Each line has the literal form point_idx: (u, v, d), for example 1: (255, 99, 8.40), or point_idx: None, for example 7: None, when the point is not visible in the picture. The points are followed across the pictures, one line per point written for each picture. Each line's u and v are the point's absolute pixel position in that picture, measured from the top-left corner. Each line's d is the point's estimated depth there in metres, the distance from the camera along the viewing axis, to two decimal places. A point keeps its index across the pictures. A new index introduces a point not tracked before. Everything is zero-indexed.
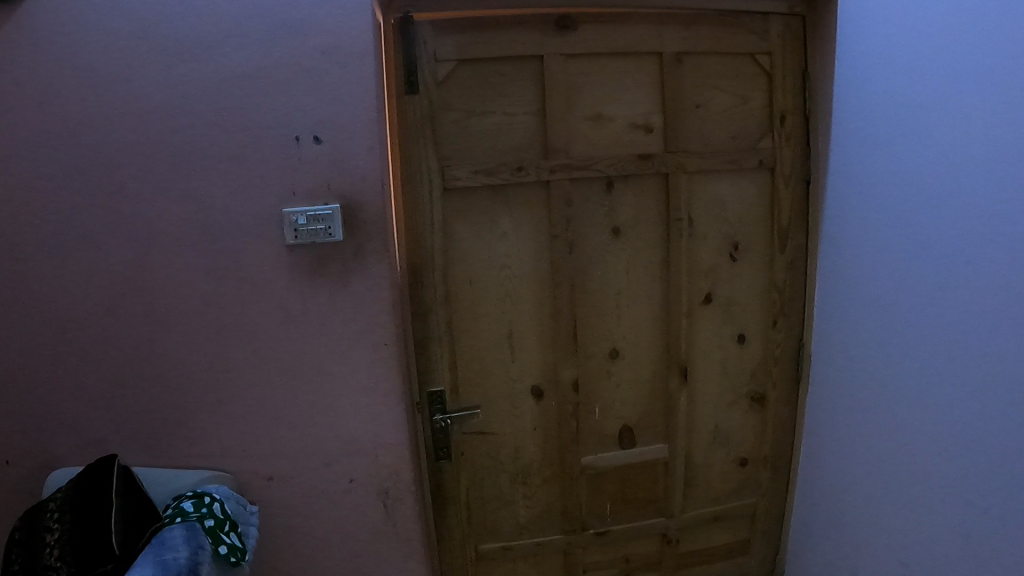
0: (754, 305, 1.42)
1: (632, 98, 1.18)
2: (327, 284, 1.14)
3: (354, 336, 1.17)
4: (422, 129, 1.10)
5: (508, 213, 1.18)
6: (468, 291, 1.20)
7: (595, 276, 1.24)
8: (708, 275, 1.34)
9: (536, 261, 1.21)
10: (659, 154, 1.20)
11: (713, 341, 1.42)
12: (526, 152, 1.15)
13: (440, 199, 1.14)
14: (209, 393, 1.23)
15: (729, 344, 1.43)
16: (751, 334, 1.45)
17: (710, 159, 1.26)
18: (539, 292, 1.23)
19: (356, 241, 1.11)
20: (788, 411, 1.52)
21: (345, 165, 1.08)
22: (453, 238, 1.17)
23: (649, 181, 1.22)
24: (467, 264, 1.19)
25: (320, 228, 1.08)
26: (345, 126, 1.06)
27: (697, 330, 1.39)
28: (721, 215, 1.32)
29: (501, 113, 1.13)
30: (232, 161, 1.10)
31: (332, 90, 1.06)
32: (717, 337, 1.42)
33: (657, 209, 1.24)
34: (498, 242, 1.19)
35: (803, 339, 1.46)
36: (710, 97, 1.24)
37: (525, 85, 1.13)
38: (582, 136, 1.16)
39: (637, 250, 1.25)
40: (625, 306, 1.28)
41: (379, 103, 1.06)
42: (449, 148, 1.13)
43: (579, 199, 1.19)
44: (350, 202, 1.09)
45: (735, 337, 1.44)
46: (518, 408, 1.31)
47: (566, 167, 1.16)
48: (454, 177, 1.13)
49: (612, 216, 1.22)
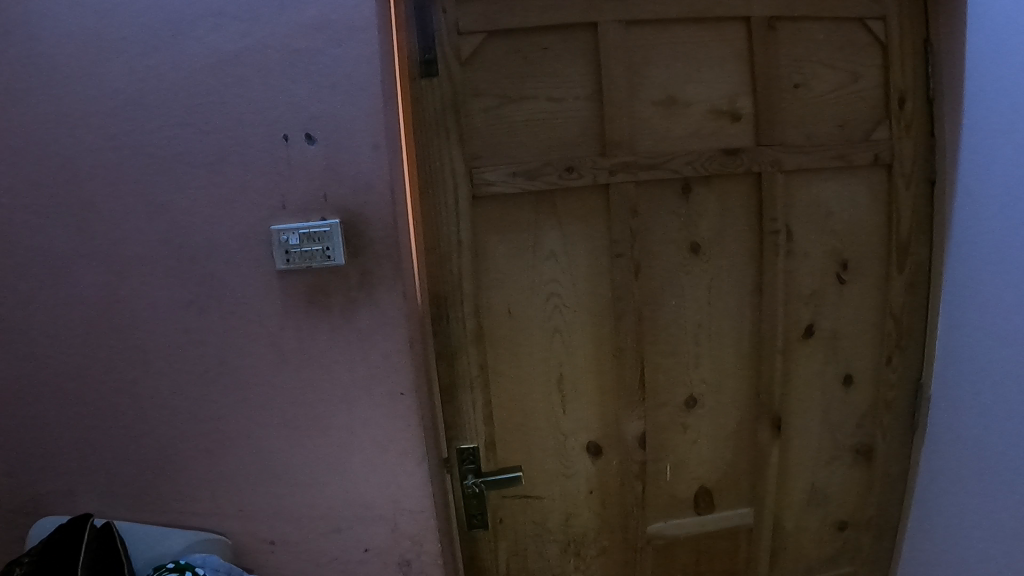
0: (862, 337, 1.14)
1: (713, 77, 0.90)
2: (328, 319, 0.91)
3: (361, 381, 0.93)
4: (445, 122, 0.86)
5: (556, 227, 0.89)
6: (506, 328, 0.93)
7: (667, 306, 0.95)
8: (810, 302, 1.06)
9: (594, 291, 0.92)
10: (749, 148, 0.92)
11: (812, 384, 1.13)
12: (576, 148, 0.87)
13: (468, 211, 0.88)
14: (195, 447, 1.02)
15: (832, 385, 1.15)
16: (859, 375, 1.16)
17: (812, 155, 0.97)
18: (597, 328, 0.94)
19: (361, 266, 0.88)
20: (900, 468, 1.21)
21: (346, 171, 0.85)
22: (487, 262, 0.90)
23: (735, 183, 0.94)
24: (503, 292, 0.91)
25: (317, 250, 0.86)
26: (344, 121, 0.84)
27: (792, 371, 1.11)
28: (827, 226, 1.03)
29: (544, 98, 0.86)
30: (213, 169, 0.89)
31: (328, 76, 0.83)
32: (819, 378, 1.13)
33: (748, 220, 0.95)
34: (543, 264, 0.90)
35: (922, 380, 1.16)
36: (811, 75, 0.97)
37: (576, 61, 0.86)
38: (651, 126, 0.88)
39: (721, 272, 0.96)
40: (704, 345, 1.00)
41: (385, 90, 0.83)
42: (479, 145, 0.87)
43: (647, 208, 0.90)
44: (353, 216, 0.86)
45: (840, 378, 1.15)
46: (570, 467, 1.03)
47: (631, 166, 0.87)
48: (485, 182, 0.87)
49: (690, 230, 0.92)
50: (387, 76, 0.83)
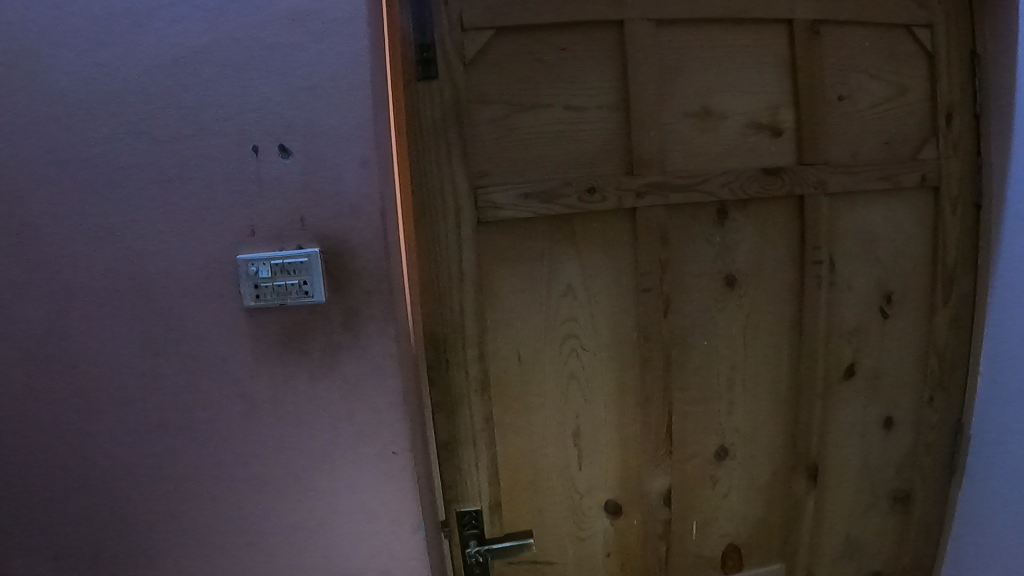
0: (904, 376, 1.02)
1: (751, 86, 0.79)
2: (307, 363, 0.78)
3: (345, 433, 0.80)
4: (443, 135, 0.72)
5: (574, 257, 0.76)
6: (514, 374, 0.79)
7: (698, 347, 0.83)
8: (852, 339, 0.94)
9: (617, 332, 0.79)
10: (791, 168, 0.80)
11: (852, 430, 1.01)
12: (599, 166, 0.74)
13: (471, 240, 0.74)
14: (147, 507, 0.86)
15: (872, 429, 1.03)
16: (899, 417, 1.04)
17: (859, 176, 0.86)
18: (619, 374, 0.81)
19: (346, 303, 0.75)
20: (938, 518, 1.08)
21: (327, 190, 0.73)
22: (494, 298, 0.77)
23: (775, 207, 0.82)
24: (511, 331, 0.78)
25: (291, 284, 0.74)
26: (324, 133, 0.72)
27: (830, 416, 0.99)
28: (872, 254, 0.91)
29: (562, 108, 0.73)
30: (170, 185, 0.77)
31: (306, 79, 0.72)
32: (859, 422, 1.01)
33: (788, 249, 0.84)
34: (559, 300, 0.77)
35: (964, 421, 1.03)
36: (855, 87, 0.86)
37: (598, 66, 0.74)
38: (684, 141, 0.76)
39: (759, 307, 0.84)
40: (739, 390, 0.87)
41: (374, 97, 0.71)
42: (484, 161, 0.73)
43: (678, 235, 0.78)
44: (335, 242, 0.74)
45: (880, 422, 1.03)
46: (586, 529, 0.88)
47: (662, 188, 0.75)
48: (492, 206, 0.73)
49: (726, 261, 0.80)
50: (377, 82, 0.71)
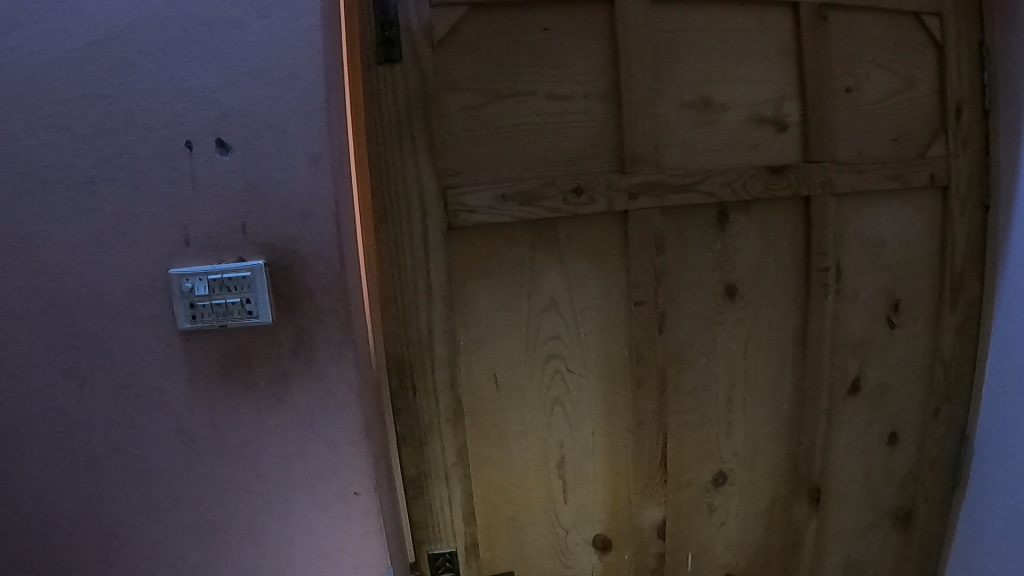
0: (911, 390, 0.94)
1: (754, 75, 0.70)
2: (257, 394, 0.70)
3: (300, 467, 0.72)
4: (408, 127, 0.63)
5: (558, 266, 0.67)
6: (490, 399, 0.70)
7: (695, 365, 0.74)
8: (857, 352, 0.86)
9: (608, 351, 0.70)
10: (796, 166, 0.73)
11: (854, 448, 0.93)
12: (586, 163, 0.65)
13: (441, 248, 0.64)
14: (76, 554, 0.76)
15: (876, 447, 0.95)
16: (904, 434, 0.96)
17: (868, 175, 0.78)
18: (608, 398, 0.72)
19: (297, 323, 0.66)
20: (938, 531, 1.01)
21: (273, 193, 0.63)
22: (467, 315, 0.67)
23: (779, 210, 0.74)
24: (486, 352, 0.69)
25: (233, 302, 0.65)
26: (269, 125, 0.63)
27: (832, 433, 0.91)
28: (879, 260, 0.84)
29: (545, 96, 0.64)
30: (91, 187, 0.66)
31: (248, 62, 0.62)
32: (862, 441, 0.93)
33: (793, 255, 0.76)
34: (540, 317, 0.68)
35: (967, 433, 0.96)
36: (863, 78, 0.79)
37: (585, 50, 0.65)
38: (681, 136, 0.67)
39: (762, 319, 0.76)
40: (738, 411, 0.79)
41: (326, 82, 0.62)
42: (454, 157, 0.63)
43: (674, 241, 0.69)
44: (282, 254, 0.64)
45: (885, 438, 0.95)
46: (571, 567, 0.79)
47: (657, 188, 0.66)
48: (464, 209, 0.63)
49: (726, 270, 0.72)
50: (330, 66, 0.62)
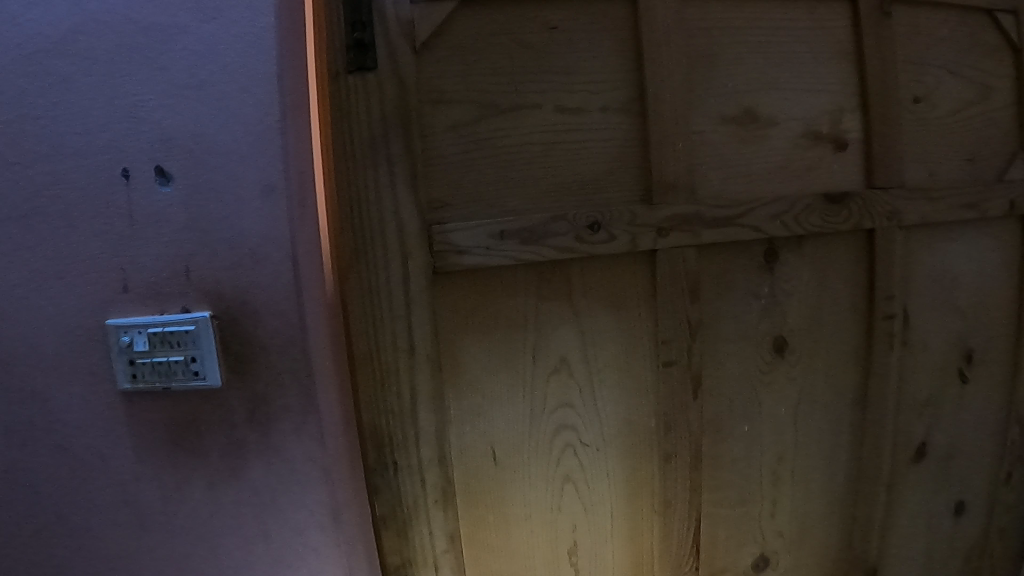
0: (983, 452, 0.80)
1: (806, 84, 0.58)
2: (207, 469, 0.58)
3: (257, 555, 0.59)
4: (383, 149, 0.50)
5: (570, 318, 0.54)
6: (488, 479, 0.56)
7: (735, 434, 0.61)
8: (925, 412, 0.73)
9: (631, 420, 0.57)
10: (860, 194, 0.60)
11: (918, 521, 0.79)
12: (604, 192, 0.53)
13: (426, 299, 0.51)
14: None
15: (941, 519, 0.80)
16: (973, 502, 0.81)
17: (940, 204, 0.66)
18: (631, 476, 0.58)
19: (251, 386, 0.55)
20: None
21: (219, 232, 0.53)
22: (460, 378, 0.54)
23: (837, 245, 0.61)
24: (484, 421, 0.55)
25: (176, 360, 0.55)
26: (216, 152, 0.53)
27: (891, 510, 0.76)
28: (950, 303, 0.70)
29: (553, 110, 0.52)
30: (10, 223, 0.55)
31: (193, 76, 0.52)
32: (927, 512, 0.79)
33: (853, 299, 0.63)
34: (548, 380, 0.55)
35: None
36: (932, 88, 0.66)
37: (603, 54, 0.53)
38: (719, 158, 0.55)
39: (816, 377, 0.63)
40: (784, 485, 0.66)
41: (280, 103, 0.53)
42: (441, 185, 0.51)
43: (712, 285, 0.57)
44: (232, 303, 0.54)
45: (952, 508, 0.80)
46: None
47: (693, 221, 0.54)
48: (453, 249, 0.51)
49: (774, 320, 0.59)
50: (285, 85, 0.53)
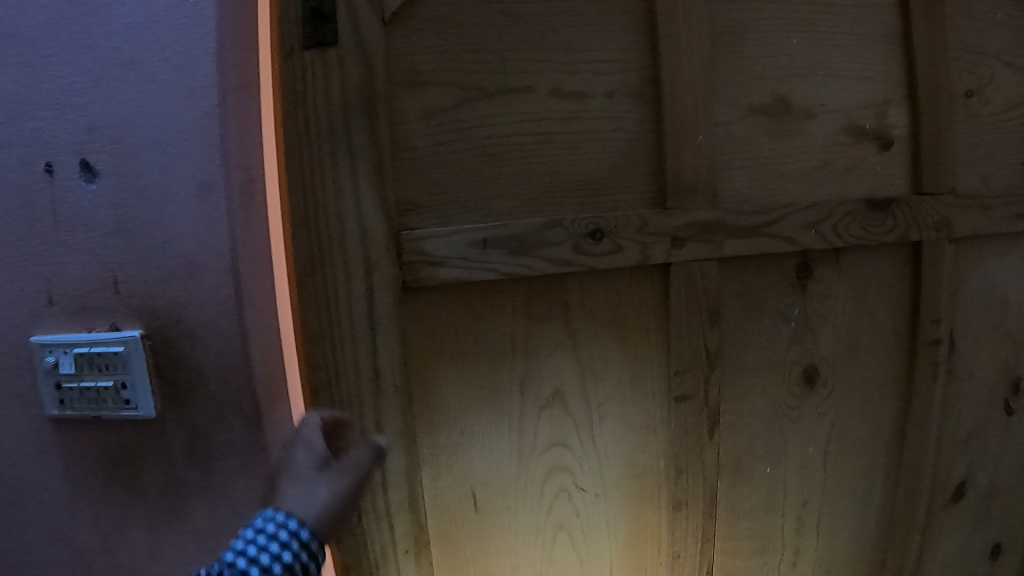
0: None
1: (848, 72, 0.50)
2: (141, 516, 0.49)
3: None
4: (344, 139, 0.42)
5: (566, 342, 0.46)
6: (466, 531, 0.47)
7: (755, 477, 0.53)
8: (966, 447, 0.64)
9: (635, 463, 0.48)
10: (906, 200, 0.51)
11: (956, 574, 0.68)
12: (609, 193, 0.45)
13: (394, 319, 0.43)
14: None
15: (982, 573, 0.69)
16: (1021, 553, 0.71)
17: (992, 214, 0.57)
18: (635, 527, 0.50)
19: (191, 418, 0.47)
20: None
21: (152, 238, 0.45)
22: (435, 412, 0.45)
23: (878, 259, 0.53)
24: (463, 462, 0.46)
25: (105, 386, 0.46)
26: (149, 144, 0.44)
27: (924, 560, 0.66)
28: (1002, 326, 0.61)
29: (549, 95, 0.44)
30: None
31: (124, 54, 0.44)
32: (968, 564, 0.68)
33: (894, 322, 0.54)
34: (538, 414, 0.46)
35: None
36: (988, 79, 0.57)
37: (610, 28, 0.44)
38: (746, 156, 0.47)
39: (849, 411, 0.55)
40: (808, 533, 0.57)
41: (222, 86, 0.44)
42: (413, 183, 0.43)
43: (733, 305, 0.48)
44: (166, 321, 0.45)
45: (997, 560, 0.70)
46: None
47: (713, 230, 0.45)
48: (426, 260, 0.42)
49: (805, 346, 0.51)
50: (228, 65, 0.44)
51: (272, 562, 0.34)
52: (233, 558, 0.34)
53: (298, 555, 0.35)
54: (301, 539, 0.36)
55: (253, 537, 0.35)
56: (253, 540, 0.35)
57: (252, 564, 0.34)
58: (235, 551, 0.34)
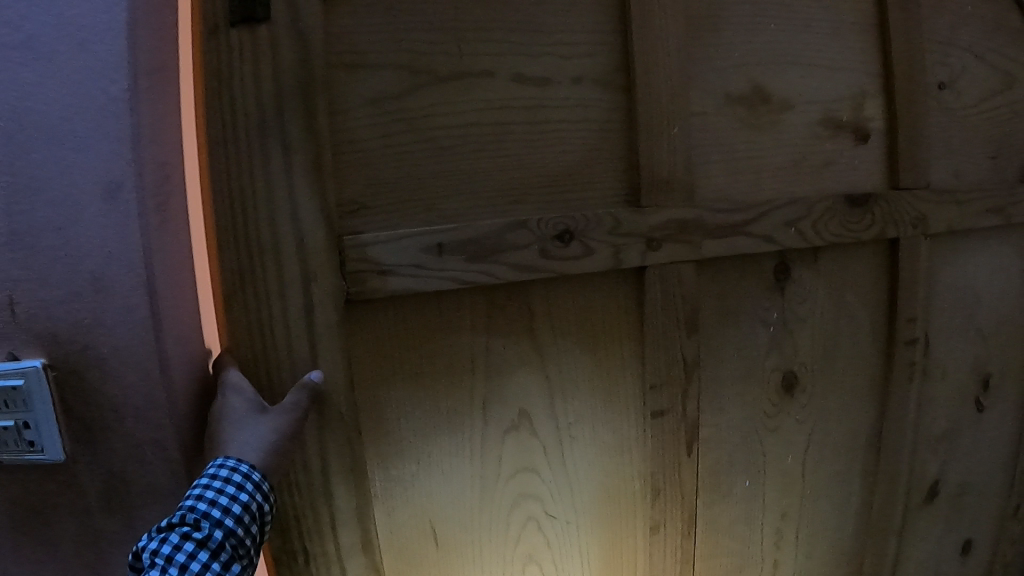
0: (1004, 495, 0.68)
1: (826, 62, 0.47)
2: (57, 570, 0.43)
3: None
4: (277, 131, 0.36)
5: (532, 355, 0.42)
6: (425, 569, 0.43)
7: (734, 492, 0.49)
8: (940, 448, 0.62)
9: (610, 485, 0.45)
10: (883, 196, 0.49)
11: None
12: (577, 190, 0.41)
13: (337, 336, 0.38)
14: None
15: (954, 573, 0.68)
16: (992, 553, 0.70)
17: (964, 209, 0.55)
18: (611, 554, 0.46)
19: (106, 461, 0.40)
20: None
21: (53, 251, 0.37)
22: (386, 439, 0.40)
23: (856, 259, 0.50)
24: (421, 493, 0.41)
25: (4, 426, 0.39)
26: (44, 138, 0.37)
27: (901, 566, 0.64)
28: (973, 324, 0.60)
29: (509, 80, 0.39)
30: None
31: (19, 32, 0.37)
32: (942, 567, 0.66)
33: (871, 323, 0.52)
34: (503, 436, 0.42)
35: None
36: (959, 71, 0.55)
37: (576, 6, 0.40)
38: (724, 149, 0.43)
39: (828, 418, 0.52)
40: (788, 546, 0.54)
41: (136, 66, 0.37)
42: (357, 180, 0.37)
43: (712, 310, 0.45)
44: (70, 348, 0.38)
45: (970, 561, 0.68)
46: None
47: (691, 229, 0.42)
48: (373, 268, 0.37)
49: (784, 351, 0.48)
50: (141, 41, 0.37)
51: (230, 507, 0.34)
52: (192, 502, 0.33)
53: (257, 495, 0.35)
54: (259, 481, 0.35)
55: (210, 482, 0.34)
56: (211, 485, 0.34)
57: (210, 510, 0.33)
58: (194, 496, 0.33)
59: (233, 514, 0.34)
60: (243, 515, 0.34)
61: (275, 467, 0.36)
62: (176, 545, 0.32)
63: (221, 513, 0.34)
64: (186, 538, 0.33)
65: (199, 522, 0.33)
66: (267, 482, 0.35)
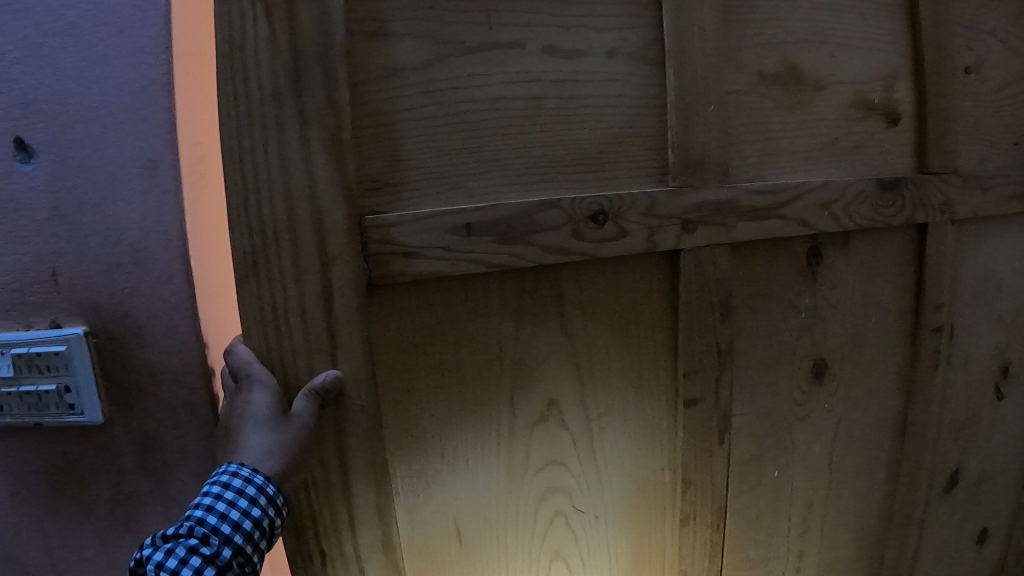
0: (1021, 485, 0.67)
1: (858, 41, 0.46)
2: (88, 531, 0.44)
3: None
4: (296, 103, 0.34)
5: (560, 342, 0.40)
6: (448, 567, 0.41)
7: (760, 482, 0.48)
8: (961, 437, 0.61)
9: (639, 477, 0.43)
10: (912, 180, 0.48)
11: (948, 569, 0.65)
12: (608, 169, 0.39)
13: (358, 324, 0.36)
14: None
15: (972, 564, 0.67)
16: (1009, 544, 0.69)
17: (989, 195, 0.55)
18: (639, 549, 0.44)
19: (150, 416, 0.42)
20: None
21: (93, 226, 0.40)
22: (410, 431, 0.38)
23: (885, 244, 0.49)
24: (445, 487, 0.40)
25: (46, 391, 0.40)
26: (81, 119, 0.39)
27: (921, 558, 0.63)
28: (994, 311, 0.59)
29: (539, 54, 0.37)
30: None
31: (57, 17, 0.38)
32: (961, 559, 0.65)
33: (898, 310, 0.51)
34: (530, 427, 0.40)
35: None
36: (985, 56, 0.54)
37: None
38: (757, 129, 0.42)
39: (854, 407, 0.51)
40: (813, 538, 0.53)
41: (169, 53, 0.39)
42: (381, 157, 0.36)
43: (744, 296, 0.44)
44: (106, 318, 0.40)
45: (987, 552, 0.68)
46: None
47: (724, 211, 0.40)
48: (399, 250, 0.35)
49: (814, 337, 0.47)
50: None
51: (242, 521, 0.33)
52: (202, 514, 0.33)
53: (269, 510, 0.34)
54: (272, 495, 0.34)
55: (222, 493, 0.33)
56: (222, 496, 0.33)
57: (220, 523, 0.33)
58: (203, 507, 0.33)
59: (243, 530, 0.33)
60: (254, 531, 0.33)
61: (292, 462, 0.34)
62: (183, 559, 0.31)
63: (231, 528, 0.33)
64: (193, 552, 0.32)
65: (207, 537, 0.32)
66: (281, 498, 0.34)
